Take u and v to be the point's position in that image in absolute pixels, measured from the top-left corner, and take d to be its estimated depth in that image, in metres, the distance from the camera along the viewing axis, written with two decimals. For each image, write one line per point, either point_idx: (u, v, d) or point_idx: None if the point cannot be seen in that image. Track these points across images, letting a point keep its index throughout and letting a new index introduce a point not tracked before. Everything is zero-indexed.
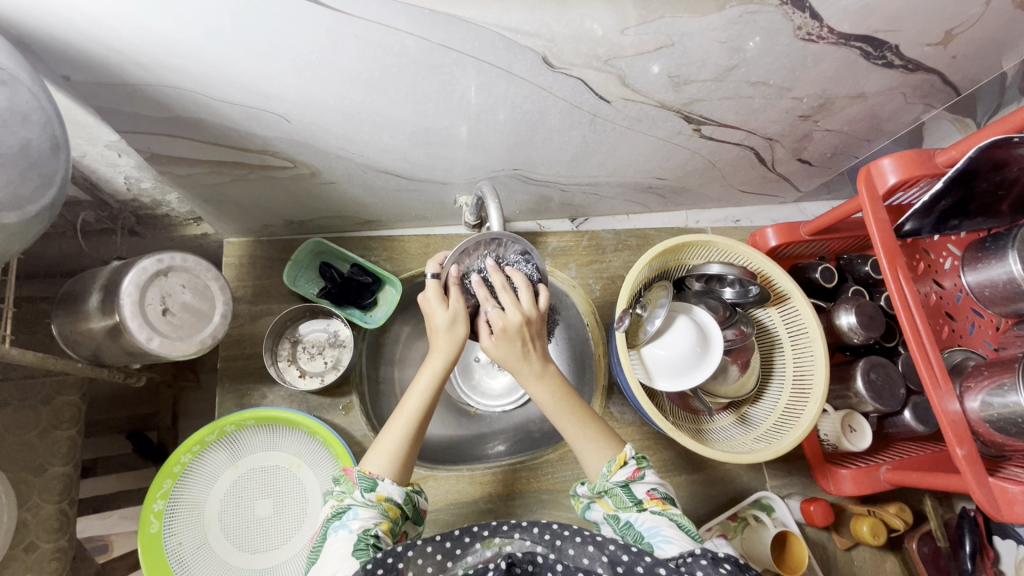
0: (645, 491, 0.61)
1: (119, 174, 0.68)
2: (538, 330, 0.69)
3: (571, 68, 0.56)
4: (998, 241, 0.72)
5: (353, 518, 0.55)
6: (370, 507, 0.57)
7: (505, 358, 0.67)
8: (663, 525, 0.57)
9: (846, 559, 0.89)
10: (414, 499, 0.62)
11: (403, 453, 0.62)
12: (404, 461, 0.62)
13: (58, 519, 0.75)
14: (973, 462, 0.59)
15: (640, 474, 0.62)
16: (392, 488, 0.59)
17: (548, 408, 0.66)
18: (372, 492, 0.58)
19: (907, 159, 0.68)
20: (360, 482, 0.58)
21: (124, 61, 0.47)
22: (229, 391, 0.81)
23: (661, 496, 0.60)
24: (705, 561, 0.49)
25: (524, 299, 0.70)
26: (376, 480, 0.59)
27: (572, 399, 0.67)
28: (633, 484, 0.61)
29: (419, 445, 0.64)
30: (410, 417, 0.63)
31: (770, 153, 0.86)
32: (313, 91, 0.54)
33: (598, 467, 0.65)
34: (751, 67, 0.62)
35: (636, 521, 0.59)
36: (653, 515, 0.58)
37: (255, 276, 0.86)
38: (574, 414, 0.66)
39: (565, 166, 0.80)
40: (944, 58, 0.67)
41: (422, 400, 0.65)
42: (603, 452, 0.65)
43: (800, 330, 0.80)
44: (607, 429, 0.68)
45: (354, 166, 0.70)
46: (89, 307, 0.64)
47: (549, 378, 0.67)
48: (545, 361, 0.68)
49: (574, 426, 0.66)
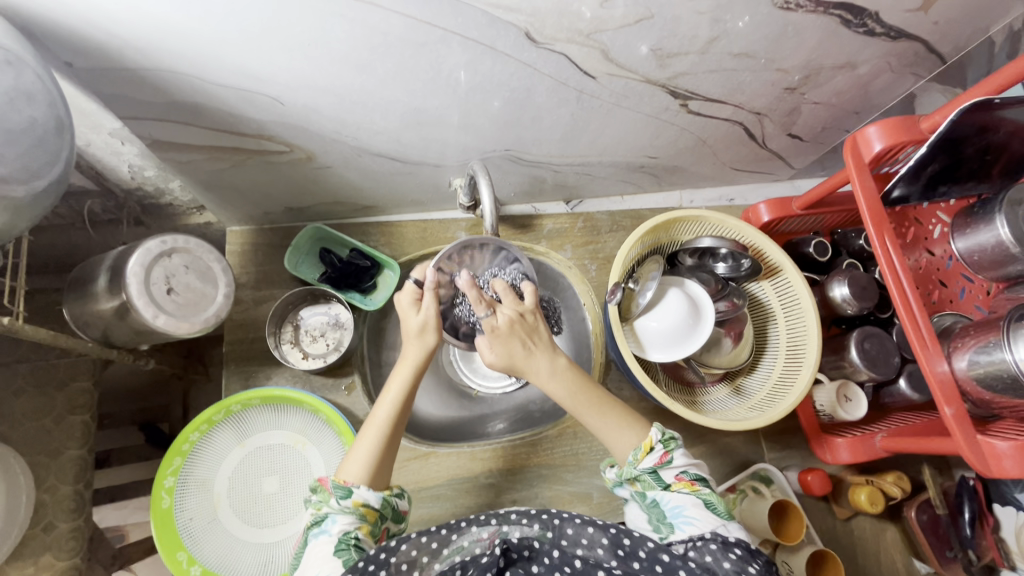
0: (673, 474, 0.62)
1: (122, 163, 0.71)
2: (529, 317, 0.73)
3: (555, 43, 0.58)
4: (986, 206, 0.73)
5: (333, 524, 0.57)
6: (348, 514, 0.59)
7: (506, 360, 0.70)
8: (687, 505, 0.59)
9: (844, 529, 0.90)
10: (393, 502, 0.63)
11: (377, 459, 0.64)
12: (377, 468, 0.64)
13: (74, 500, 0.76)
14: (959, 420, 0.60)
15: (668, 459, 0.63)
16: (368, 494, 0.61)
17: (567, 402, 0.70)
18: (348, 499, 0.60)
19: (893, 125, 0.68)
20: (336, 490, 0.60)
21: (124, 46, 0.50)
22: (235, 374, 0.84)
23: (689, 477, 0.62)
24: (714, 545, 0.54)
25: (510, 302, 0.74)
26: (352, 487, 0.61)
27: (588, 391, 0.70)
28: (661, 469, 0.63)
29: (393, 451, 0.66)
30: (379, 424, 0.66)
31: (759, 128, 0.87)
32: (306, 73, 0.56)
33: (627, 454, 0.67)
34: (733, 38, 0.63)
35: (663, 499, 0.61)
36: (680, 495, 0.60)
37: (258, 263, 0.89)
38: (594, 408, 0.69)
39: (555, 145, 0.81)
40: (925, 24, 0.68)
41: (393, 405, 0.68)
42: (627, 437, 0.68)
43: (792, 302, 0.81)
44: (632, 415, 0.70)
45: (349, 149, 0.72)
46: (97, 289, 0.67)
47: (562, 372, 0.70)
48: (553, 356, 0.71)
49: (597, 418, 0.69)
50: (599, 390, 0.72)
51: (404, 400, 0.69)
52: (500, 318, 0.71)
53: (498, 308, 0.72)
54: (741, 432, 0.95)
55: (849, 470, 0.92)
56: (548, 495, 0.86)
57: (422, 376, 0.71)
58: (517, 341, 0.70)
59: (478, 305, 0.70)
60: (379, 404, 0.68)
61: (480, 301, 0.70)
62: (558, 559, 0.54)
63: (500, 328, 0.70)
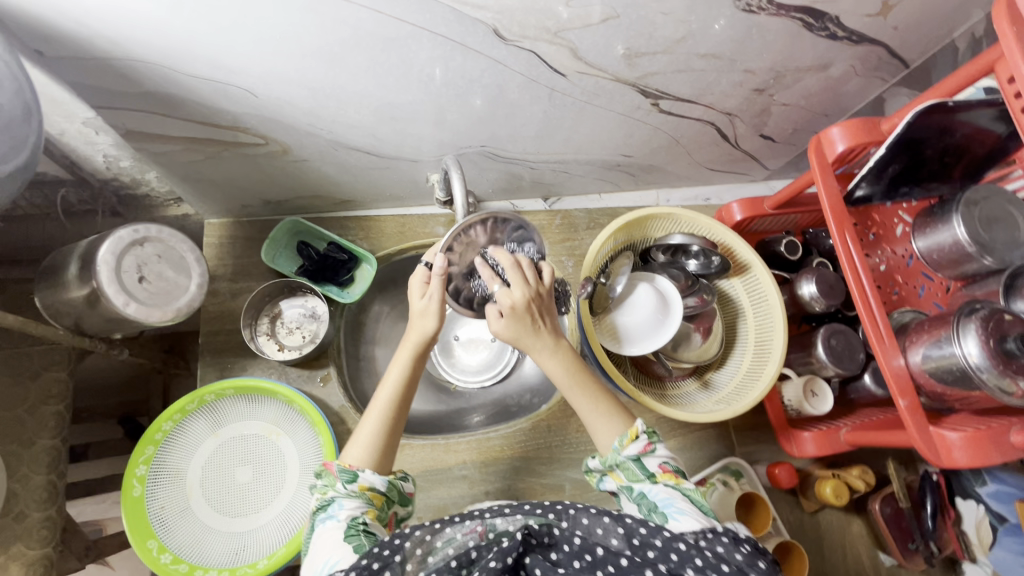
0: (657, 464, 0.63)
1: (97, 153, 0.71)
2: (545, 297, 0.70)
3: (523, 40, 0.59)
4: (944, 206, 0.76)
5: (340, 508, 0.58)
6: (354, 498, 0.59)
7: (517, 337, 0.67)
8: (676, 497, 0.59)
9: (812, 522, 0.92)
10: (398, 486, 0.64)
11: (381, 444, 0.65)
12: (382, 451, 0.65)
13: (47, 490, 0.76)
14: (912, 411, 0.62)
15: (652, 448, 0.64)
16: (374, 478, 0.62)
17: (562, 382, 0.70)
18: (354, 483, 0.60)
19: (854, 127, 0.70)
20: (342, 474, 0.61)
21: (94, 35, 0.51)
22: (210, 365, 0.84)
23: (672, 469, 0.63)
24: (726, 538, 0.51)
25: (527, 277, 0.68)
26: (357, 471, 0.61)
27: (582, 372, 0.70)
28: (646, 458, 0.64)
29: (397, 432, 0.67)
30: (379, 407, 0.67)
31: (731, 128, 0.89)
32: (278, 67, 0.58)
33: (610, 442, 0.68)
34: (699, 39, 0.65)
35: (650, 491, 0.61)
36: (666, 487, 0.61)
37: (235, 255, 0.89)
38: (584, 390, 0.70)
39: (531, 143, 0.83)
40: (885, 29, 0.70)
41: (395, 384, 0.68)
42: (615, 427, 0.69)
43: (761, 299, 0.83)
44: (619, 406, 0.71)
45: (324, 142, 0.73)
46: (69, 277, 0.67)
47: (562, 351, 0.70)
48: (556, 336, 0.70)
49: (587, 403, 0.69)
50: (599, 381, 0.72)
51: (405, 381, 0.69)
52: (518, 293, 0.66)
53: (514, 284, 0.67)
54: (712, 427, 0.96)
55: (817, 465, 0.94)
56: (520, 486, 0.88)
57: (422, 359, 0.71)
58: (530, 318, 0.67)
59: (491, 280, 0.67)
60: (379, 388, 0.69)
61: (496, 277, 0.68)
62: (578, 546, 0.53)
63: (517, 305, 0.66)
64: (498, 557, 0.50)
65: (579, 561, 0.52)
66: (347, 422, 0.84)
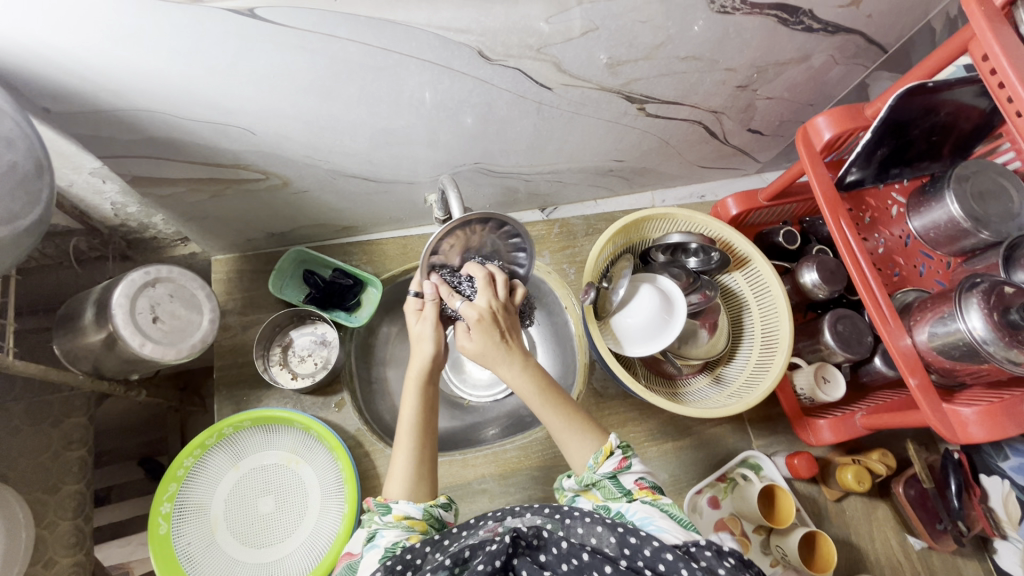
0: (633, 480, 0.62)
1: (105, 201, 0.74)
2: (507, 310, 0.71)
3: (507, 59, 0.61)
4: (936, 184, 0.77)
5: (381, 537, 0.57)
6: (393, 528, 0.58)
7: (483, 351, 0.67)
8: (654, 515, 0.57)
9: (837, 510, 0.92)
10: (436, 512, 0.62)
11: (417, 474, 0.64)
12: (418, 481, 0.63)
13: (74, 535, 0.77)
14: (923, 389, 0.63)
15: (626, 465, 0.63)
16: (409, 507, 0.60)
17: (532, 401, 0.68)
18: (389, 514, 0.59)
19: (838, 115, 0.72)
20: (377, 508, 0.60)
21: (97, 89, 0.53)
22: (227, 398, 0.86)
23: (649, 485, 0.61)
24: (710, 552, 0.50)
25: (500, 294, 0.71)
26: (391, 503, 0.61)
27: (553, 392, 0.68)
28: (620, 476, 0.62)
29: (430, 461, 0.66)
30: (404, 441, 0.66)
31: (718, 126, 0.90)
32: (274, 104, 0.60)
33: (583, 458, 0.66)
34: (678, 43, 0.67)
35: (627, 510, 0.59)
36: (644, 505, 0.59)
37: (243, 289, 0.91)
38: (557, 409, 0.68)
39: (523, 156, 0.84)
40: (860, 17, 0.72)
41: (414, 414, 0.67)
42: (588, 444, 0.67)
43: (763, 290, 0.84)
44: (595, 424, 0.69)
45: (323, 172, 0.75)
46: (85, 323, 0.69)
47: (531, 371, 0.68)
48: (525, 354, 0.69)
49: (559, 421, 0.67)
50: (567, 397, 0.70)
51: (423, 409, 0.68)
52: (483, 304, 0.68)
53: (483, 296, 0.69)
54: (728, 422, 0.96)
55: (836, 452, 0.94)
56: (541, 496, 0.88)
57: (430, 388, 0.69)
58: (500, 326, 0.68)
59: (452, 298, 0.69)
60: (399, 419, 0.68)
61: (453, 294, 0.70)
62: (565, 550, 0.52)
63: (484, 316, 0.67)
64: (487, 559, 0.50)
65: (566, 565, 0.51)
66: (364, 445, 0.85)
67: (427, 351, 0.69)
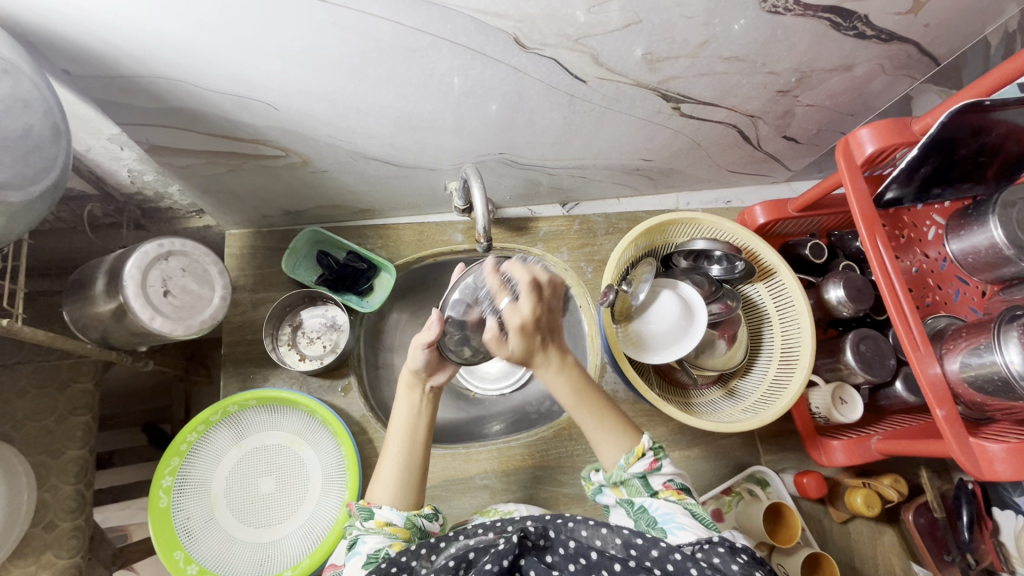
0: (661, 481, 0.62)
1: (122, 167, 0.72)
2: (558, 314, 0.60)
3: (544, 48, 0.58)
4: (979, 208, 0.74)
5: (363, 544, 0.57)
6: (375, 534, 0.58)
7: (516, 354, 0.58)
8: (678, 512, 0.58)
9: (842, 532, 0.90)
10: (418, 521, 0.60)
11: (404, 478, 0.63)
12: (406, 488, 0.63)
13: (75, 500, 0.76)
14: (951, 423, 0.60)
15: (658, 465, 0.62)
16: (390, 513, 0.60)
17: (565, 403, 0.65)
18: (371, 519, 0.59)
19: (884, 128, 0.68)
20: (360, 512, 0.60)
21: (119, 54, 0.51)
22: (233, 375, 0.85)
23: (676, 486, 0.61)
24: (722, 548, 0.50)
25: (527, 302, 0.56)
26: (374, 508, 0.60)
27: (589, 392, 0.65)
28: (651, 476, 0.62)
29: (421, 470, 0.65)
30: (395, 443, 0.65)
31: (754, 130, 0.87)
32: (299, 80, 0.57)
33: (615, 458, 0.65)
34: (723, 42, 0.64)
35: (651, 505, 0.60)
36: (668, 502, 0.59)
37: (256, 266, 0.90)
38: (591, 408, 0.65)
39: (549, 149, 0.82)
40: (917, 27, 0.68)
41: (407, 418, 0.67)
42: (621, 444, 0.65)
43: (787, 305, 0.81)
44: (627, 421, 0.67)
45: (344, 153, 0.73)
46: (95, 292, 0.68)
47: (568, 370, 0.63)
48: (562, 353, 0.63)
49: (592, 419, 0.65)
50: (602, 393, 0.67)
51: (418, 416, 0.67)
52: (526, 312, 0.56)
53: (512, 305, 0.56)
54: (737, 435, 0.94)
55: (846, 473, 0.92)
56: (543, 496, 0.87)
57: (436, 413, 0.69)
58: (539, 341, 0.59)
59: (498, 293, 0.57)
60: (391, 425, 0.67)
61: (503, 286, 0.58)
62: (574, 549, 0.53)
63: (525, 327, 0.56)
64: (493, 559, 0.50)
65: (574, 564, 0.52)
66: (368, 432, 0.84)
67: (408, 365, 0.66)
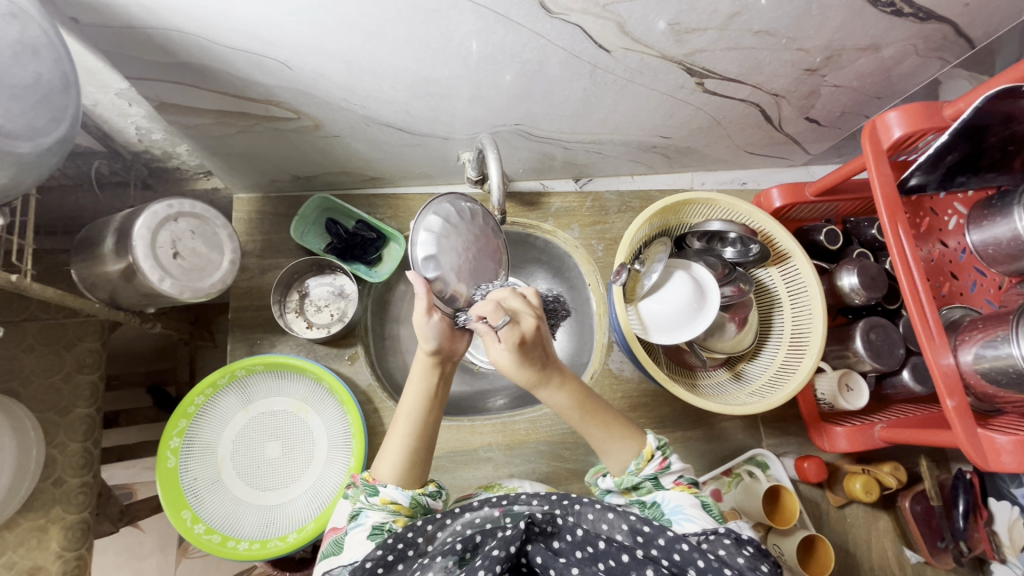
0: (672, 479, 0.62)
1: (130, 125, 0.71)
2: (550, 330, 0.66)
3: (569, 14, 0.56)
4: (1004, 198, 0.72)
5: (366, 518, 0.58)
6: (378, 510, 0.59)
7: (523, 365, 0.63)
8: (686, 504, 0.59)
9: (838, 517, 0.91)
10: (422, 501, 0.61)
11: (409, 456, 0.63)
12: (411, 467, 0.63)
13: (83, 457, 0.76)
14: (960, 413, 0.59)
15: (667, 465, 0.63)
16: (396, 492, 0.60)
17: (573, 417, 0.66)
18: (376, 496, 0.59)
19: (913, 112, 0.66)
20: (365, 487, 0.60)
21: (130, 2, 0.49)
22: (240, 340, 0.85)
23: (686, 482, 0.62)
24: (728, 540, 0.51)
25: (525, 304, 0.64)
26: (379, 485, 0.60)
27: (592, 405, 0.66)
28: (662, 475, 0.62)
29: (426, 448, 0.64)
30: (404, 424, 0.64)
31: (776, 110, 0.85)
32: (315, 38, 0.55)
33: (624, 464, 0.65)
34: (754, 14, 0.61)
35: (662, 499, 0.60)
36: (678, 495, 0.60)
37: (264, 231, 0.89)
38: (596, 419, 0.66)
39: (566, 122, 0.80)
40: (956, 6, 0.65)
41: (418, 403, 0.66)
42: (631, 449, 0.65)
43: (799, 290, 0.80)
44: (631, 425, 0.68)
45: (357, 118, 0.71)
46: (104, 251, 0.68)
47: (569, 386, 0.66)
48: (563, 370, 0.66)
49: (598, 430, 0.66)
50: (608, 405, 0.68)
51: (431, 398, 0.66)
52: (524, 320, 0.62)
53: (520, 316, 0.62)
54: (740, 418, 0.95)
55: (846, 459, 0.92)
56: (545, 470, 0.87)
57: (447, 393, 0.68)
58: (536, 359, 0.64)
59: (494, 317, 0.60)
60: (403, 403, 0.66)
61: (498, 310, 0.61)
62: (580, 537, 0.53)
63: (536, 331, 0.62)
64: (500, 545, 0.50)
65: (580, 552, 0.52)
66: (374, 401, 0.85)
67: (425, 347, 0.64)
